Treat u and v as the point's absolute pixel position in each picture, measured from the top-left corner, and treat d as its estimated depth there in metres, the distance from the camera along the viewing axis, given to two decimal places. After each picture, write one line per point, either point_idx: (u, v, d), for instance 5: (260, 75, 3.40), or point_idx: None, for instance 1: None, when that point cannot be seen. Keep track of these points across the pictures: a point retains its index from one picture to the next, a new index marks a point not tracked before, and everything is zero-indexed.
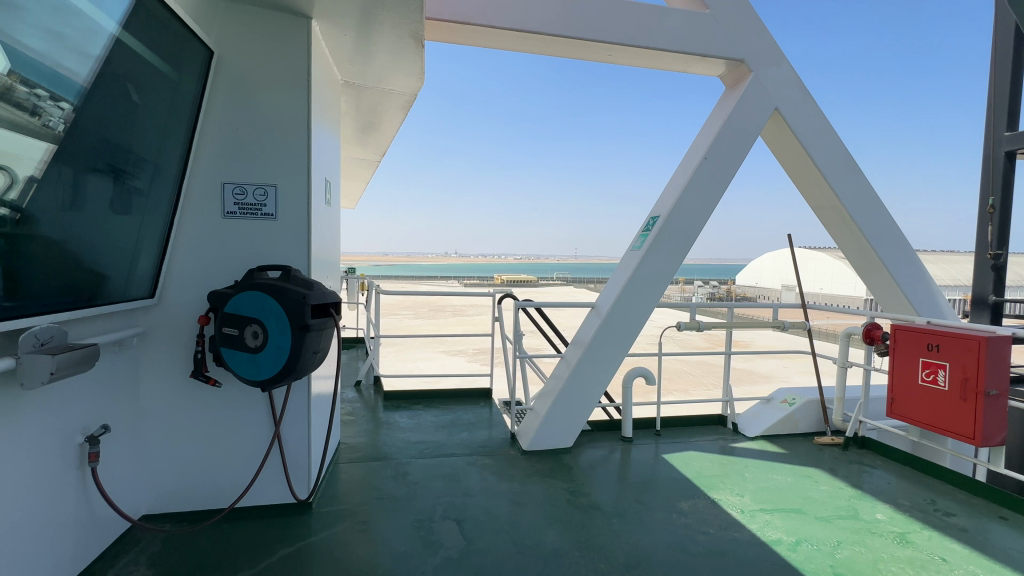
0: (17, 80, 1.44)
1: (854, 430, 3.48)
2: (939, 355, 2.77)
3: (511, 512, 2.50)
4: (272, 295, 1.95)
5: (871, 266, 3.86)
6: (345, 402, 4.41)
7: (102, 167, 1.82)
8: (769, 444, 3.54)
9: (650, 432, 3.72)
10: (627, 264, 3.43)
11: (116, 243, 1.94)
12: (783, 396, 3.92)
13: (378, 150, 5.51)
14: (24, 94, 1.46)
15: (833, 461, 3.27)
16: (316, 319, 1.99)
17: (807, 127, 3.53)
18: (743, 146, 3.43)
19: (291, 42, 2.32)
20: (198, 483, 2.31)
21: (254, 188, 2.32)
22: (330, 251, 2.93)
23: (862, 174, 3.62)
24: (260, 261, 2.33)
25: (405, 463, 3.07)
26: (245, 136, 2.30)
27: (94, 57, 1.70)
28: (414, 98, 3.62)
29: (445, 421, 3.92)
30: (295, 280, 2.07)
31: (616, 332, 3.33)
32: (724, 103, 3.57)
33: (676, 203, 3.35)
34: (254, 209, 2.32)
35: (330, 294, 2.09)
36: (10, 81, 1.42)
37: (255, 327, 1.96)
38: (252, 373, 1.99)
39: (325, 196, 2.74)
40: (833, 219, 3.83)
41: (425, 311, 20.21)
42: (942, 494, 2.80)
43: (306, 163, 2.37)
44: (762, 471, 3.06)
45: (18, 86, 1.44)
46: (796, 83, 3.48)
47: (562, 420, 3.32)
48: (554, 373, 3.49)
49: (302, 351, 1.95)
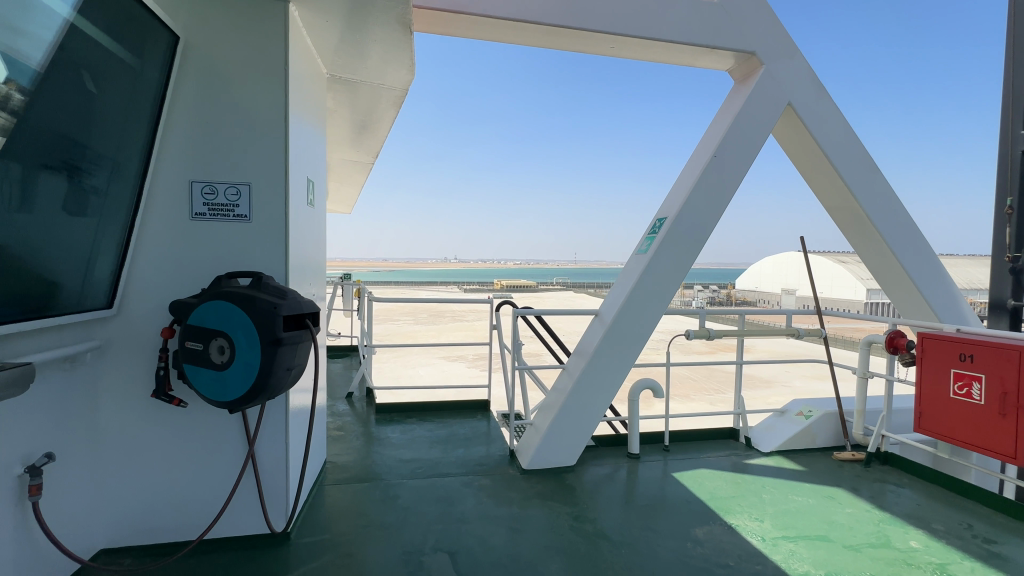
0: (15, 88, 1.44)
1: (877, 445, 3.25)
2: (973, 367, 2.56)
3: (509, 542, 2.28)
4: (242, 306, 1.73)
5: (889, 270, 3.65)
6: (335, 416, 4.18)
7: (56, 164, 1.63)
8: (785, 460, 3.31)
9: (658, 447, 3.49)
10: (632, 270, 3.24)
11: (68, 248, 1.73)
12: (798, 408, 3.69)
13: (371, 151, 5.33)
14: (22, 102, 1.47)
15: (854, 479, 3.05)
16: (289, 332, 1.77)
17: (822, 122, 3.33)
18: (755, 144, 3.24)
19: (267, 28, 2.11)
20: (165, 512, 2.09)
21: (226, 187, 2.10)
22: (314, 256, 2.72)
23: (879, 172, 3.42)
24: (231, 268, 2.11)
25: (394, 486, 2.82)
26: (216, 129, 2.09)
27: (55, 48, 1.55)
28: (406, 94, 3.43)
29: (439, 436, 3.70)
30: (267, 288, 1.83)
31: (622, 341, 3.11)
32: (734, 100, 3.37)
33: (685, 204, 3.15)
34: (225, 210, 2.10)
35: (307, 303, 1.87)
36: (8, 89, 1.43)
37: (220, 341, 1.75)
38: (218, 393, 1.77)
39: (307, 197, 2.54)
40: (849, 221, 3.62)
41: (424, 316, 20.12)
42: (978, 518, 2.57)
43: (284, 159, 2.17)
44: (781, 492, 2.84)
45: (17, 96, 1.45)
46: (810, 77, 3.29)
47: (564, 436, 3.09)
48: (555, 385, 3.28)
49: (274, 368, 1.73)
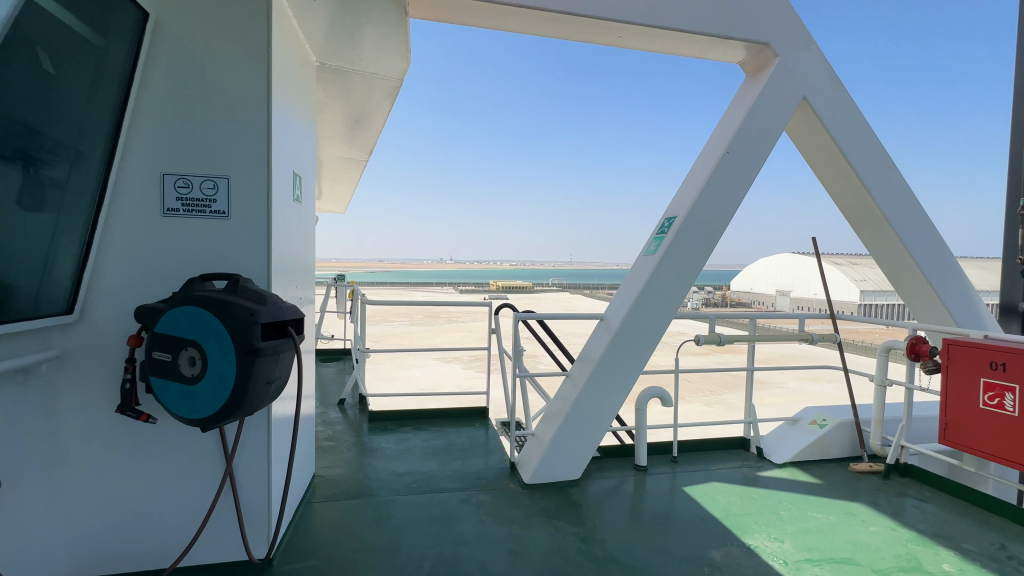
0: None
1: (896, 457, 3.09)
2: (1005, 376, 2.41)
3: (511, 568, 2.10)
4: (215, 313, 1.54)
5: (905, 272, 3.51)
6: (326, 424, 3.97)
7: (9, 153, 1.43)
8: (799, 472, 3.15)
9: (666, 458, 3.32)
10: (639, 272, 3.07)
11: (22, 247, 1.53)
12: (811, 416, 3.52)
13: (365, 148, 5.15)
14: None
15: (873, 494, 2.89)
16: (268, 342, 1.57)
17: (837, 117, 3.18)
18: (769, 140, 3.07)
19: (248, 5, 1.92)
20: (134, 536, 1.90)
21: (202, 180, 1.91)
22: (301, 257, 2.54)
23: (896, 170, 3.28)
24: (207, 269, 1.92)
25: (387, 503, 2.63)
26: (191, 117, 1.89)
27: (17, 29, 1.37)
28: (401, 85, 3.25)
29: (435, 446, 3.51)
30: (244, 291, 1.62)
31: (629, 347, 2.93)
32: (745, 94, 3.22)
33: (697, 203, 2.98)
34: (201, 205, 1.91)
35: (290, 309, 1.67)
36: None
37: (191, 351, 1.56)
38: (188, 411, 1.58)
39: (293, 192, 2.36)
40: (864, 221, 3.48)
41: (419, 317, 19.92)
42: (1010, 536, 2.42)
43: (267, 151, 1.98)
44: (799, 508, 2.67)
45: None
46: (826, 70, 3.13)
47: (568, 448, 2.91)
48: (559, 393, 3.10)
49: (251, 382, 1.54)
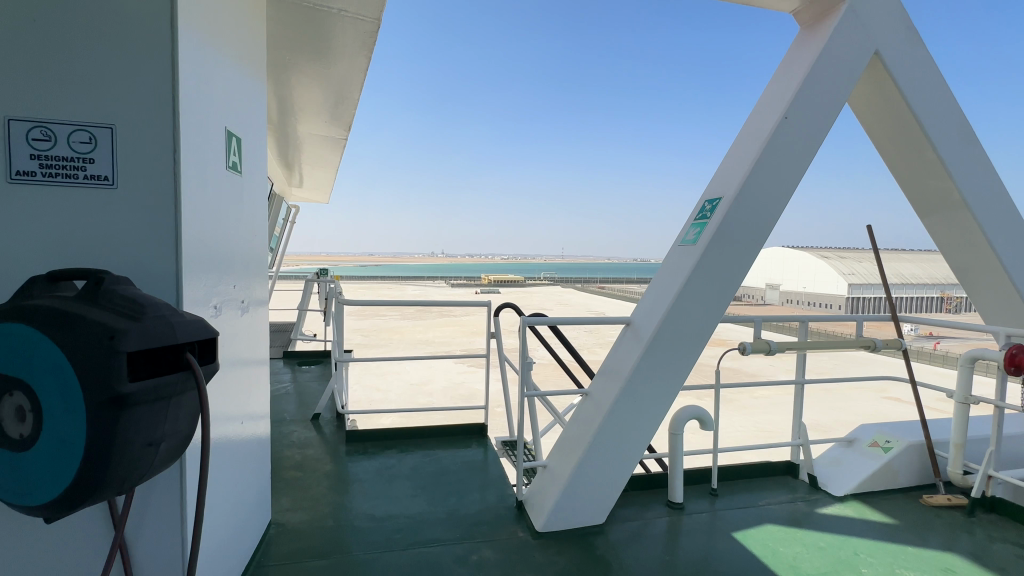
0: None
1: (981, 489, 2.56)
2: None
3: None
4: (56, 336, 0.94)
5: (979, 267, 2.97)
6: (295, 447, 3.36)
7: None
8: (865, 508, 2.61)
9: (703, 491, 2.76)
10: (676, 266, 2.49)
11: None
12: (870, 437, 2.97)
13: (342, 123, 4.49)
14: None
15: (963, 537, 2.36)
16: (146, 381, 0.97)
17: (914, 77, 2.61)
18: (835, 104, 2.50)
19: None
20: None
21: (70, 129, 1.29)
22: (245, 247, 1.92)
23: (978, 144, 2.73)
24: (81, 261, 1.30)
25: (362, 564, 2.05)
26: (49, 33, 1.25)
27: None
28: (378, 29, 2.60)
29: (423, 476, 2.93)
30: (109, 300, 1.01)
31: (665, 360, 2.36)
32: (801, 49, 2.64)
33: (748, 180, 2.39)
34: (69, 166, 1.29)
35: (195, 325, 1.07)
36: None
37: (18, 398, 0.96)
38: (18, 492, 0.98)
39: (228, 158, 1.74)
40: (934, 206, 2.93)
41: (410, 313, 19.23)
42: None
43: (174, 90, 1.36)
44: (883, 564, 2.13)
45: None
46: (901, 18, 2.56)
47: (588, 487, 2.33)
48: (577, 415, 2.53)
49: (112, 450, 0.94)
